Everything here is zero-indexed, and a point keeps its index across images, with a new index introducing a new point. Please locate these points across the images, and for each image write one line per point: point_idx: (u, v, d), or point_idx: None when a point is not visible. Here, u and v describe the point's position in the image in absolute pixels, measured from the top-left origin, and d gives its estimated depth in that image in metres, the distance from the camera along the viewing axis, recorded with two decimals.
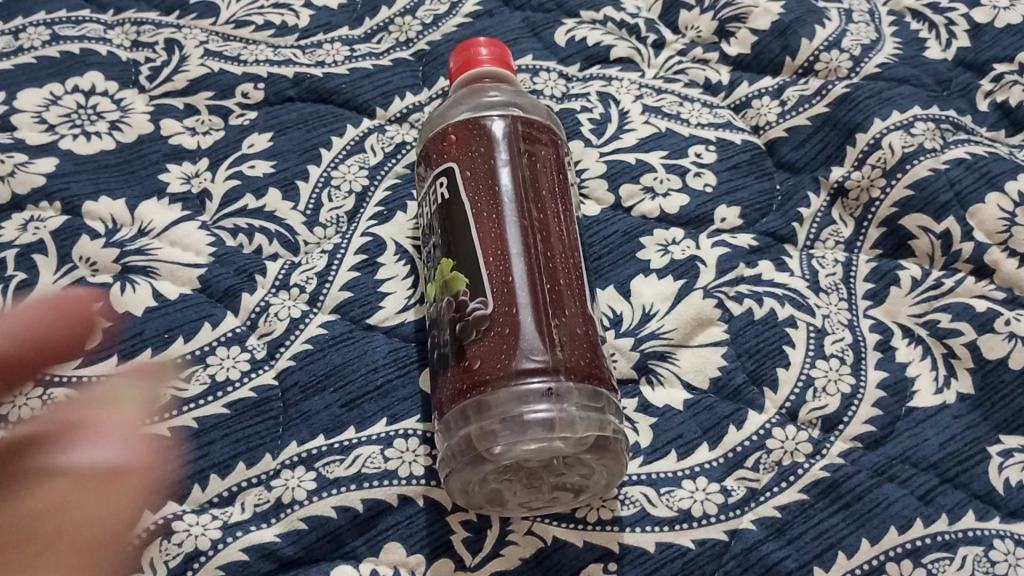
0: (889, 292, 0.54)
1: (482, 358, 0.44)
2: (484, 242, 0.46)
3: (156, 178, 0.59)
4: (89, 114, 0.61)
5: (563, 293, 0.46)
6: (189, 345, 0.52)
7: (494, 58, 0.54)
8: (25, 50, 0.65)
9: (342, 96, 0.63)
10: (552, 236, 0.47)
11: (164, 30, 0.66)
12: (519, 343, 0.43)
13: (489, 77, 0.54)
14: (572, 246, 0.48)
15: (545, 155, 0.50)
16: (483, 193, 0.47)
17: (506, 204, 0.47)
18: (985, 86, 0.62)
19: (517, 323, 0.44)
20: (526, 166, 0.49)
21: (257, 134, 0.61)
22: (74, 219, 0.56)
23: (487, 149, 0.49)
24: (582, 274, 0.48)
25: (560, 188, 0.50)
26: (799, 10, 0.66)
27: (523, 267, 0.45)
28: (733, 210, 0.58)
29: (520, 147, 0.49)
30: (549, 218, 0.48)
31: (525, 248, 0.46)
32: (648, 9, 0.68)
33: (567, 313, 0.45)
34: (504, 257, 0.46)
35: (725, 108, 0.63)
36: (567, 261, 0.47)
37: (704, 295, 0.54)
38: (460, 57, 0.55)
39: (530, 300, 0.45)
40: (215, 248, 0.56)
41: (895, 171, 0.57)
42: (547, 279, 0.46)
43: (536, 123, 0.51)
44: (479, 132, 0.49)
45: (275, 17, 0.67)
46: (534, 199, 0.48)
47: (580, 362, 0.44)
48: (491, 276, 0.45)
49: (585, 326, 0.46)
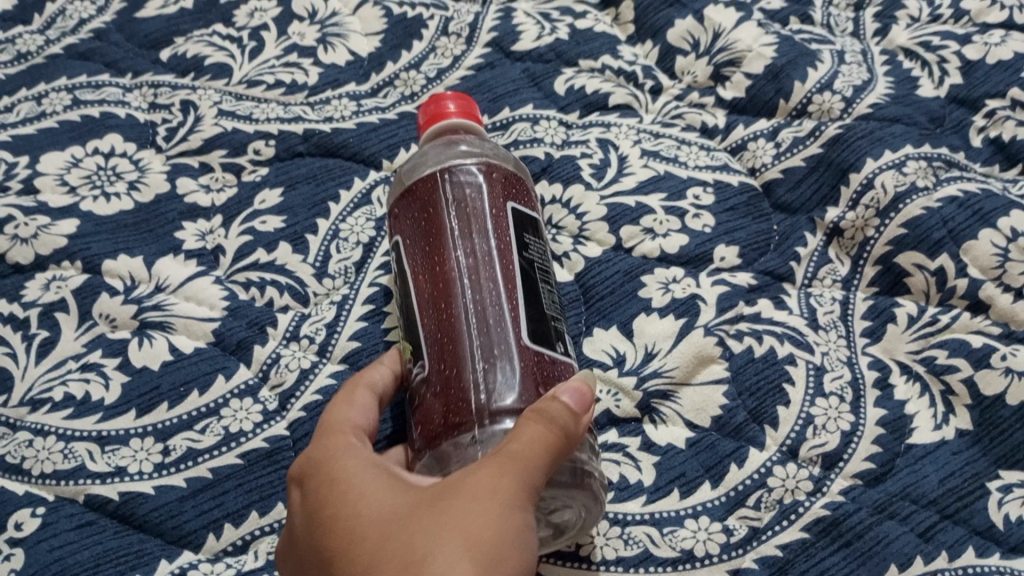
0: (887, 329, 0.55)
1: (423, 416, 0.46)
2: (421, 299, 0.47)
3: (173, 235, 0.61)
4: (108, 175, 0.64)
5: (492, 335, 0.45)
6: (204, 397, 0.54)
7: (460, 110, 0.54)
8: (48, 114, 0.68)
9: (349, 150, 0.65)
10: (484, 277, 0.47)
11: (179, 91, 0.69)
12: (452, 395, 0.44)
13: (457, 126, 0.53)
14: (505, 280, 0.47)
15: (474, 193, 0.49)
16: (416, 254, 0.48)
17: (439, 258, 0.48)
18: (978, 122, 0.64)
19: (446, 379, 0.45)
20: (460, 210, 0.48)
21: (269, 190, 0.63)
22: (95, 277, 0.58)
23: (425, 203, 0.49)
24: (519, 304, 0.46)
25: (497, 220, 0.49)
26: (791, 52, 0.67)
27: (451, 319, 0.46)
28: (731, 249, 0.60)
29: (447, 194, 0.49)
30: (478, 259, 0.47)
31: (453, 299, 0.46)
32: (645, 56, 0.70)
33: (496, 355, 0.45)
34: (434, 311, 0.46)
35: (722, 151, 0.65)
36: (498, 300, 0.46)
37: (706, 332, 0.56)
38: (427, 111, 0.54)
39: (457, 353, 0.45)
40: (227, 302, 0.58)
41: (889, 210, 0.58)
42: (474, 325, 0.46)
43: (464, 166, 0.50)
44: (420, 188, 0.50)
45: (285, 75, 0.70)
46: (464, 244, 0.48)
47: (507, 404, 0.44)
48: (427, 335, 0.46)
49: (514, 363, 0.45)
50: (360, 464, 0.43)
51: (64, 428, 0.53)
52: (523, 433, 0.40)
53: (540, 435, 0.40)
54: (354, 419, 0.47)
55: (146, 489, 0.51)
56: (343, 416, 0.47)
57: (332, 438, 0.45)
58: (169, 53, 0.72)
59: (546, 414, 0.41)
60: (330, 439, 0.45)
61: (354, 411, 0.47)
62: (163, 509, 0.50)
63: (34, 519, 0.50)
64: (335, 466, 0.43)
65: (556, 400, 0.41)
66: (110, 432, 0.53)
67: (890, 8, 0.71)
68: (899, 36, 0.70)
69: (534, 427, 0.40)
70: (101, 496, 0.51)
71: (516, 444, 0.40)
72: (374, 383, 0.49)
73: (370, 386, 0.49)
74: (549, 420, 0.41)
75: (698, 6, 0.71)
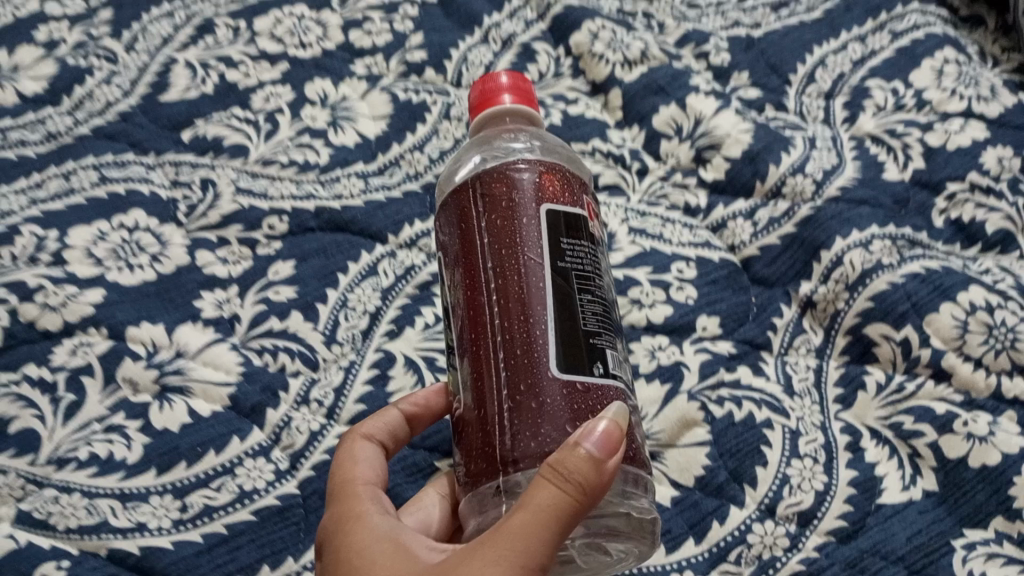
0: (857, 396, 0.60)
1: (465, 451, 0.46)
2: (459, 324, 0.47)
3: (192, 304, 0.65)
4: (132, 248, 0.68)
5: (520, 367, 0.43)
6: (220, 457, 0.58)
7: (514, 87, 0.54)
8: (76, 192, 0.72)
9: (357, 225, 0.71)
10: (513, 302, 0.44)
11: (200, 169, 0.74)
12: (483, 437, 0.44)
13: (512, 115, 0.53)
14: (534, 302, 0.44)
15: (505, 202, 0.47)
16: (455, 277, 0.48)
17: (471, 282, 0.46)
18: (940, 204, 0.69)
19: (480, 415, 0.45)
20: (491, 223, 0.46)
21: (282, 262, 0.68)
22: (118, 343, 0.62)
23: (461, 215, 0.48)
24: (547, 328, 0.43)
25: (526, 232, 0.46)
26: (766, 138, 0.73)
27: (482, 348, 0.45)
28: (712, 319, 0.64)
29: (479, 207, 0.47)
30: (506, 279, 0.45)
31: (484, 327, 0.45)
32: (632, 139, 0.76)
33: (523, 392, 0.43)
34: (469, 338, 0.46)
35: (704, 229, 0.70)
36: (526, 328, 0.44)
37: (689, 397, 0.60)
38: (481, 90, 0.54)
39: (489, 386, 0.44)
40: (243, 367, 0.62)
41: (857, 285, 0.63)
42: (503, 355, 0.44)
43: (497, 172, 0.48)
44: (457, 200, 0.48)
45: (298, 155, 0.75)
46: (493, 264, 0.46)
47: (531, 448, 0.42)
48: (466, 364, 0.46)
49: (540, 399, 0.43)
50: (374, 530, 0.46)
51: (89, 485, 0.56)
52: (533, 497, 0.39)
53: (548, 501, 0.39)
54: (364, 475, 0.51)
55: (165, 544, 0.55)
56: (354, 475, 0.51)
57: (346, 503, 0.49)
58: (190, 134, 0.77)
59: (558, 473, 0.39)
60: (347, 502, 0.49)
61: (364, 468, 0.51)
62: (181, 562, 0.54)
63: (60, 571, 0.53)
64: (349, 533, 0.47)
65: (573, 453, 0.40)
66: (131, 489, 0.56)
67: (858, 97, 0.78)
68: (866, 123, 0.76)
69: (545, 490, 0.39)
70: (123, 550, 0.55)
71: (525, 511, 0.39)
72: (371, 433, 0.54)
73: (368, 436, 0.54)
74: (561, 480, 0.39)
75: (680, 94, 0.77)
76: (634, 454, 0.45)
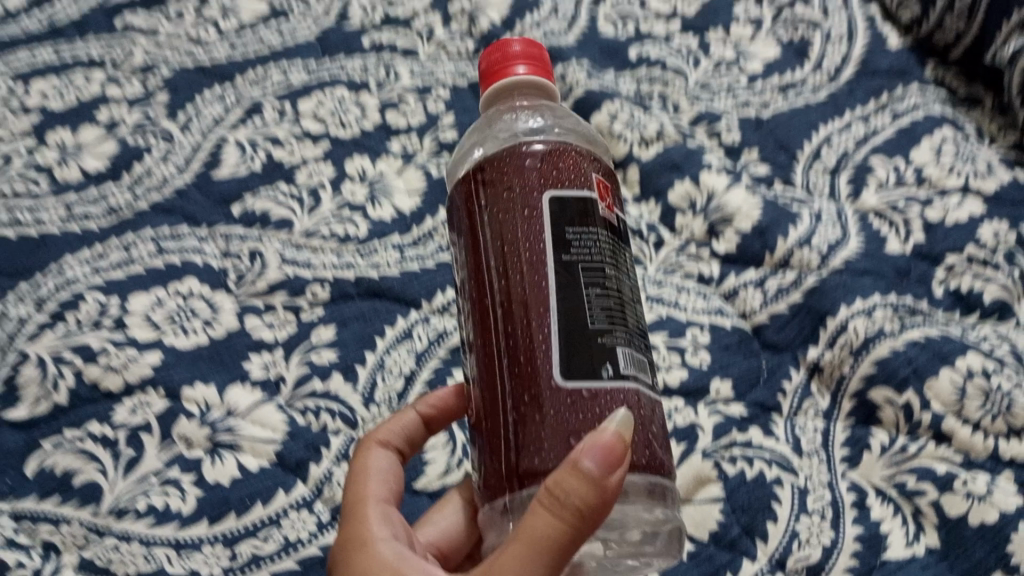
0: (863, 456, 0.63)
1: (482, 451, 0.47)
2: (472, 323, 0.48)
3: (241, 365, 0.71)
4: (186, 313, 0.74)
5: (525, 374, 0.44)
6: (267, 508, 0.64)
7: (525, 53, 0.53)
8: (135, 262, 0.78)
9: (393, 293, 0.77)
10: (516, 306, 0.45)
11: (248, 241, 0.80)
12: (495, 447, 0.45)
13: (526, 86, 0.52)
14: (536, 304, 0.44)
15: (508, 195, 0.46)
16: (468, 274, 0.49)
17: (481, 284, 0.47)
18: (939, 274, 0.74)
19: (492, 420, 0.46)
20: (495, 219, 0.46)
21: (324, 327, 0.74)
22: (175, 403, 0.68)
23: (468, 211, 0.48)
24: (549, 331, 0.43)
25: (529, 229, 0.45)
26: (774, 213, 0.78)
27: (492, 349, 0.46)
28: (725, 383, 0.68)
29: (483, 204, 0.47)
30: (511, 281, 0.45)
31: (491, 331, 0.46)
32: (649, 214, 0.81)
33: (527, 401, 0.44)
34: (480, 339, 0.47)
35: (717, 296, 0.74)
36: (529, 331, 0.44)
37: (704, 456, 0.64)
38: (492, 57, 0.53)
39: (498, 389, 0.45)
40: (288, 425, 0.68)
41: (861, 350, 0.67)
42: (509, 360, 0.45)
43: (501, 162, 0.47)
44: (466, 193, 0.49)
45: (339, 228, 0.81)
46: (498, 265, 0.46)
47: (534, 463, 0.43)
48: (479, 363, 0.47)
49: (543, 411, 0.43)
50: (382, 554, 0.49)
51: (146, 534, 0.62)
52: (532, 526, 0.40)
53: (545, 530, 0.40)
54: (376, 492, 0.55)
55: None
56: (366, 494, 0.54)
57: (355, 525, 0.52)
58: (240, 208, 0.82)
59: (553, 501, 0.40)
60: (357, 522, 0.52)
61: (376, 484, 0.55)
62: None
63: None
64: (358, 556, 0.50)
65: (572, 477, 0.40)
66: (186, 539, 0.63)
67: (861, 174, 0.83)
68: (869, 199, 0.81)
69: (542, 519, 0.40)
70: None
71: (523, 540, 0.40)
72: (385, 439, 0.59)
73: (383, 442, 0.59)
74: (557, 508, 0.40)
75: (694, 171, 0.82)
76: (650, 455, 0.44)
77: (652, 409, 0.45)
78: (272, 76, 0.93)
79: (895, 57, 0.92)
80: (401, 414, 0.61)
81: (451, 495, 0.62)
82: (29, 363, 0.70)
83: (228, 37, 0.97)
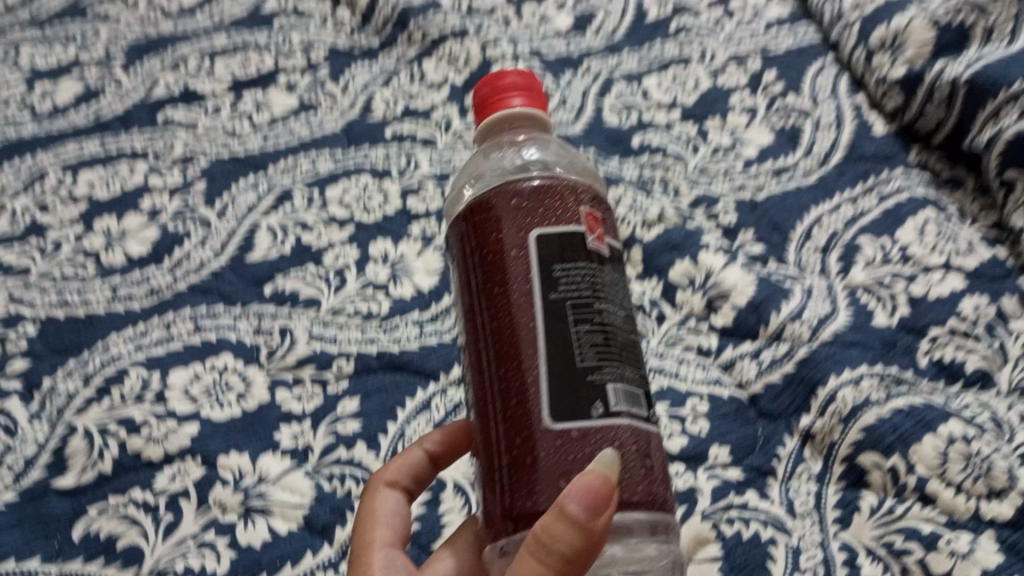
0: (853, 517, 0.68)
1: (481, 487, 0.50)
2: (470, 364, 0.51)
3: (272, 435, 0.77)
4: (221, 387, 0.80)
5: (517, 415, 0.47)
6: (296, 568, 0.69)
7: (519, 84, 0.57)
8: (174, 339, 0.84)
9: (413, 365, 0.82)
10: (508, 349, 0.48)
11: (279, 318, 0.86)
12: (492, 487, 0.48)
13: (520, 117, 0.56)
14: (525, 348, 0.47)
15: (498, 236, 0.49)
16: (464, 313, 0.52)
17: (476, 326, 0.50)
18: (924, 345, 0.79)
19: (489, 458, 0.49)
20: (487, 262, 0.49)
21: (349, 398, 0.80)
22: (210, 470, 0.74)
23: (463, 254, 0.52)
24: (538, 375, 0.46)
25: (518, 272, 0.48)
26: (768, 289, 0.83)
27: (487, 388, 0.49)
28: (723, 448, 0.74)
29: (476, 248, 0.50)
30: (503, 322, 0.48)
31: (487, 371, 0.49)
32: (652, 290, 0.87)
33: (519, 444, 0.46)
34: (478, 380, 0.50)
35: (715, 367, 0.80)
36: (520, 373, 0.47)
37: (703, 517, 0.70)
38: (488, 88, 0.57)
39: (493, 427, 0.48)
40: (315, 491, 0.73)
41: (849, 418, 0.72)
42: (503, 402, 0.48)
43: (490, 204, 0.50)
44: (461, 234, 0.52)
45: (363, 305, 0.88)
46: (490, 309, 0.49)
47: (526, 505, 0.46)
48: (476, 401, 0.50)
49: (535, 453, 0.46)
50: None
51: None
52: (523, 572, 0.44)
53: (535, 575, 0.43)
54: (382, 537, 0.61)
55: None
56: (374, 540, 0.60)
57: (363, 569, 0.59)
58: (271, 288, 0.89)
59: (541, 548, 0.43)
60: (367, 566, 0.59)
61: (383, 530, 0.61)
62: None
63: None
64: None
65: (561, 521, 0.43)
66: None
67: (850, 252, 0.89)
68: (857, 274, 0.86)
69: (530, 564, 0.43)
70: None
71: None
72: (391, 480, 0.65)
73: (389, 483, 0.64)
74: (544, 553, 0.43)
75: (693, 251, 0.88)
76: (643, 492, 0.46)
77: (648, 440, 0.48)
78: (301, 166, 1.01)
79: (881, 143, 0.99)
80: (408, 453, 0.65)
81: (464, 531, 0.65)
82: (77, 435, 0.76)
83: (261, 129, 1.06)
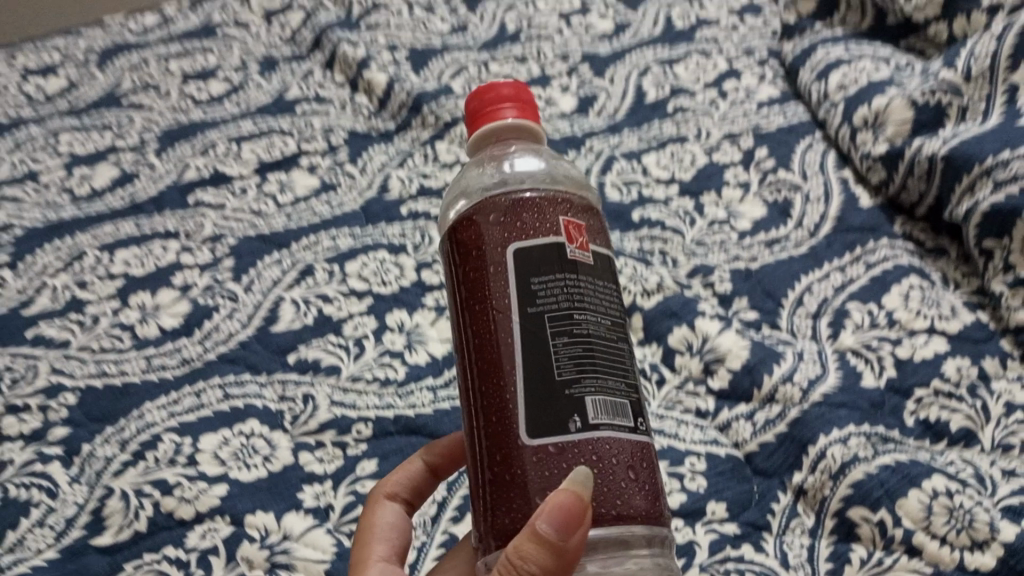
0: (845, 567, 0.73)
1: (474, 497, 0.54)
2: (460, 383, 0.56)
3: (296, 494, 0.82)
4: (248, 450, 0.85)
5: (500, 430, 0.51)
6: None
7: (512, 94, 0.61)
8: (204, 405, 0.90)
9: (428, 429, 0.88)
10: (490, 368, 0.52)
11: (302, 385, 0.92)
12: (482, 500, 0.53)
13: (511, 128, 0.60)
14: (504, 366, 0.51)
15: (481, 255, 0.54)
16: (455, 330, 0.57)
17: (464, 345, 0.55)
18: (910, 406, 0.83)
19: (478, 473, 0.53)
20: (472, 281, 0.54)
21: (367, 460, 0.86)
22: (239, 528, 0.79)
23: (452, 275, 0.56)
24: (516, 394, 0.51)
25: (499, 289, 0.52)
26: (762, 352, 0.88)
27: (474, 404, 0.54)
28: (720, 504, 0.79)
29: (462, 267, 0.55)
30: (486, 341, 0.53)
31: (474, 387, 0.54)
32: (652, 354, 0.93)
33: (501, 461, 0.51)
34: (467, 395, 0.55)
35: (712, 428, 0.85)
36: (500, 392, 0.51)
37: (700, 570, 0.75)
38: (482, 96, 0.61)
39: (480, 442, 0.53)
40: (336, 547, 0.78)
41: (838, 474, 0.77)
42: (486, 418, 0.52)
43: (474, 224, 0.55)
44: (451, 253, 0.57)
45: (381, 372, 0.93)
46: (475, 329, 0.54)
47: (507, 522, 0.51)
48: (468, 416, 0.55)
49: (517, 469, 0.50)
50: None
51: None
52: None
53: None
54: (381, 550, 0.65)
55: None
56: (372, 556, 0.64)
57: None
58: (294, 357, 0.95)
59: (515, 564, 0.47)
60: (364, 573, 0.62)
61: (381, 547, 0.66)
62: None
63: None
64: None
65: (536, 540, 0.47)
66: None
67: (839, 317, 0.94)
68: (846, 338, 0.91)
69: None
70: None
71: None
72: (391, 492, 0.71)
73: (390, 495, 0.71)
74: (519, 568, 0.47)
75: (691, 317, 0.93)
76: (622, 506, 0.51)
77: (628, 449, 0.51)
78: (322, 242, 1.08)
79: (867, 215, 1.05)
80: (407, 466, 0.72)
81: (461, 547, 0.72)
82: (114, 496, 0.81)
83: (285, 209, 1.13)
